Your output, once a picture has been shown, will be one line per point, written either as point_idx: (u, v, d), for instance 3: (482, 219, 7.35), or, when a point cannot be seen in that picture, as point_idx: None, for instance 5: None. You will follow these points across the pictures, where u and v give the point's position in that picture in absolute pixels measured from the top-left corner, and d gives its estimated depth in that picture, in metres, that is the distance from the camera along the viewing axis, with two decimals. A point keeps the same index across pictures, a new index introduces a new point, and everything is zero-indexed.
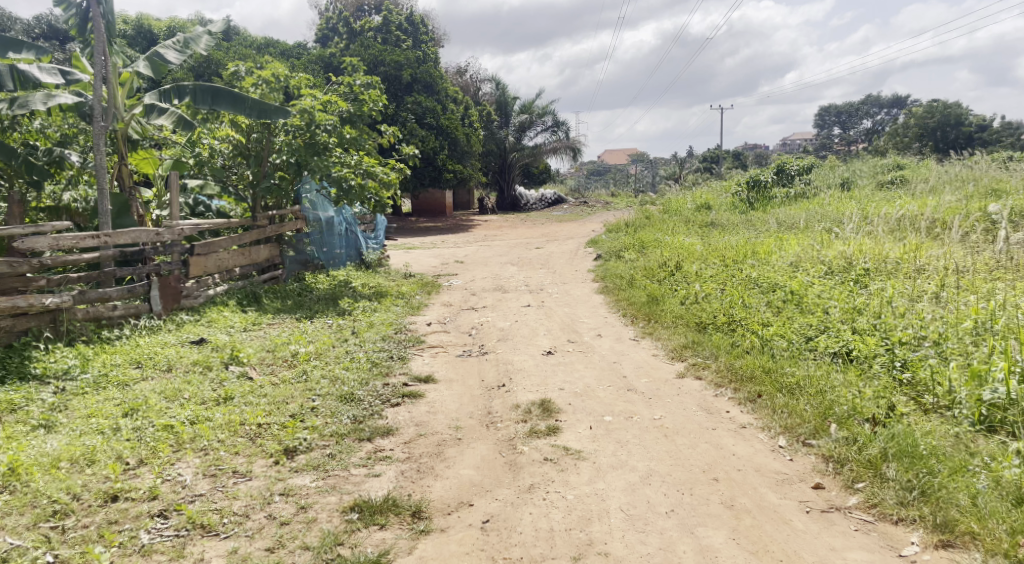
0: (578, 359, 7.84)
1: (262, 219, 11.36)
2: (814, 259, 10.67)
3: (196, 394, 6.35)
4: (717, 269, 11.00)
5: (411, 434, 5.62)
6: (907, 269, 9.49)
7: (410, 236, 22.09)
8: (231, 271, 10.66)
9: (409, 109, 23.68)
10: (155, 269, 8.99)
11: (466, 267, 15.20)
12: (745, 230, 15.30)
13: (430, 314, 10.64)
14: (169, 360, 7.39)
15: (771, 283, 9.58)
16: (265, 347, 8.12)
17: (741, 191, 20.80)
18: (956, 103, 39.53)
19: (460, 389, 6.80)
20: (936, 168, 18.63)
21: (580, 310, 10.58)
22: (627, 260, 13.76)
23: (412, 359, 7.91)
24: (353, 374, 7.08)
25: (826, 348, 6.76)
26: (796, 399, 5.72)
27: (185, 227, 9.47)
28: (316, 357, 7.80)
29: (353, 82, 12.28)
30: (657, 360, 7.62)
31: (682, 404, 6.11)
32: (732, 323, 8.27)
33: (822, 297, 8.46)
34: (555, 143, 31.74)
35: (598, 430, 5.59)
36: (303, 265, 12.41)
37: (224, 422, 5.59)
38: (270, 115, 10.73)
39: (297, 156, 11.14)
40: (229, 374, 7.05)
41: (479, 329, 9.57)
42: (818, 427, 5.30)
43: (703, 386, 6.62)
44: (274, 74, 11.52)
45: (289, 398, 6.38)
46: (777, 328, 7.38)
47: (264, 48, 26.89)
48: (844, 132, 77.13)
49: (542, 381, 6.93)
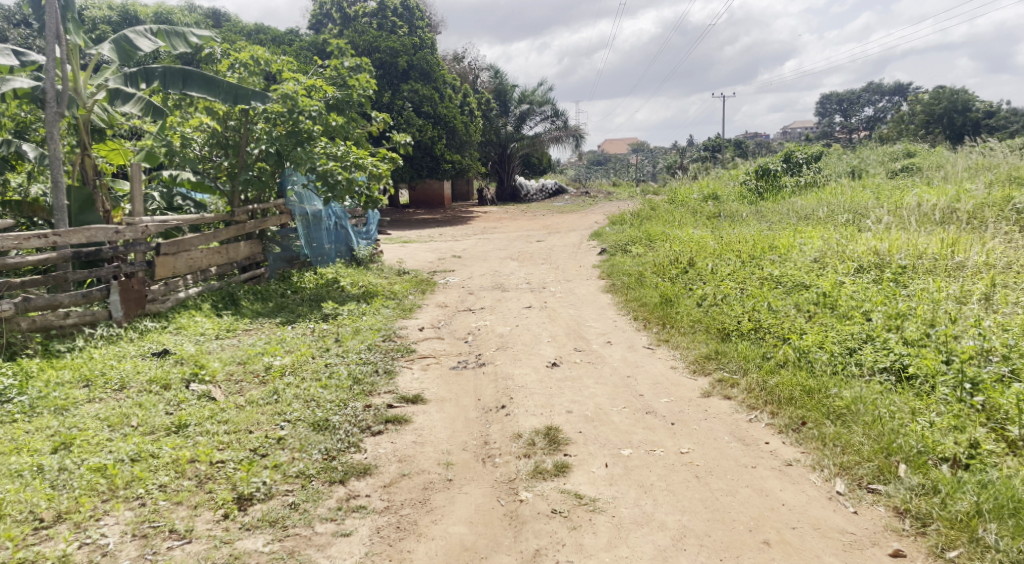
0: (587, 372, 6.95)
1: (241, 214, 10.40)
2: (841, 254, 9.78)
3: (145, 421, 5.47)
4: (734, 266, 10.09)
5: (392, 475, 4.72)
6: (946, 267, 8.62)
7: (406, 229, 21.18)
8: (206, 272, 9.72)
9: (405, 97, 22.74)
10: (116, 270, 8.01)
11: (464, 263, 14.27)
12: (757, 222, 14.36)
13: (424, 317, 9.75)
14: (124, 377, 6.47)
15: (797, 284, 8.70)
16: (235, 358, 7.20)
17: (749, 180, 19.91)
18: (962, 89, 38.43)
19: (452, 413, 5.92)
20: (953, 155, 17.67)
21: (586, 313, 9.66)
22: (634, 254, 12.88)
23: (400, 373, 7.00)
24: (331, 394, 6.17)
25: (875, 364, 5.89)
26: (851, 430, 4.86)
27: (150, 223, 8.49)
28: (291, 372, 6.91)
29: (341, 65, 11.35)
30: (676, 375, 6.73)
31: (712, 432, 5.23)
32: (760, 330, 7.39)
33: (857, 300, 7.57)
34: (555, 132, 30.62)
35: (616, 468, 4.71)
36: (288, 263, 11.47)
37: (169, 459, 4.69)
38: (246, 100, 9.78)
39: (277, 145, 10.19)
40: (189, 393, 6.12)
41: (476, 336, 8.66)
42: (885, 468, 4.45)
43: (733, 409, 5.73)
44: (254, 57, 10.58)
45: (253, 426, 5.48)
46: (815, 336, 6.49)
47: (254, 34, 25.85)
48: (845, 120, 76.05)
49: (546, 401, 6.03)
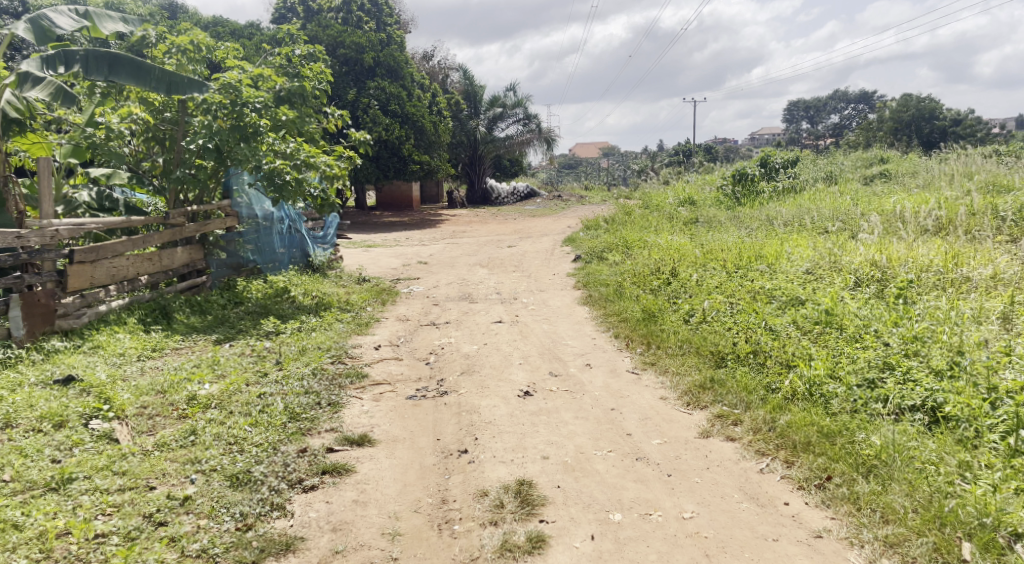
0: (564, 404, 5.98)
1: (177, 217, 9.28)
2: (835, 265, 8.97)
3: (20, 475, 4.44)
4: (722, 277, 9.21)
5: (322, 553, 3.93)
6: (954, 282, 7.82)
7: (370, 233, 20.07)
8: (135, 281, 8.64)
9: (372, 95, 21.76)
10: (16, 282, 7.08)
11: (429, 270, 13.22)
12: (735, 229, 13.54)
13: (382, 333, 8.75)
14: (10, 411, 5.39)
15: (793, 299, 7.84)
16: (153, 387, 6.12)
17: (726, 184, 19.14)
18: (928, 97, 38.47)
19: (406, 457, 4.99)
20: (929, 161, 17.06)
21: (562, 329, 8.70)
22: (611, 263, 11.98)
23: (347, 406, 5.99)
24: (259, 434, 5.15)
25: (903, 400, 5.02)
26: (890, 492, 4.06)
27: (61, 227, 7.44)
28: (217, 404, 5.88)
29: (291, 53, 10.35)
30: (668, 408, 5.80)
31: (717, 487, 4.36)
32: (761, 354, 6.48)
33: (865, 319, 6.72)
34: (526, 135, 29.71)
35: (604, 542, 3.94)
36: (234, 270, 10.35)
37: (33, 534, 3.84)
38: (182, 90, 8.76)
39: (217, 140, 8.96)
40: (85, 435, 5.09)
41: (439, 356, 7.67)
42: (942, 546, 3.72)
43: (739, 454, 4.81)
44: (194, 41, 9.51)
45: (155, 480, 4.50)
46: (827, 364, 5.60)
47: (213, 27, 24.61)
48: (813, 127, 76.32)
49: (517, 443, 5.09)
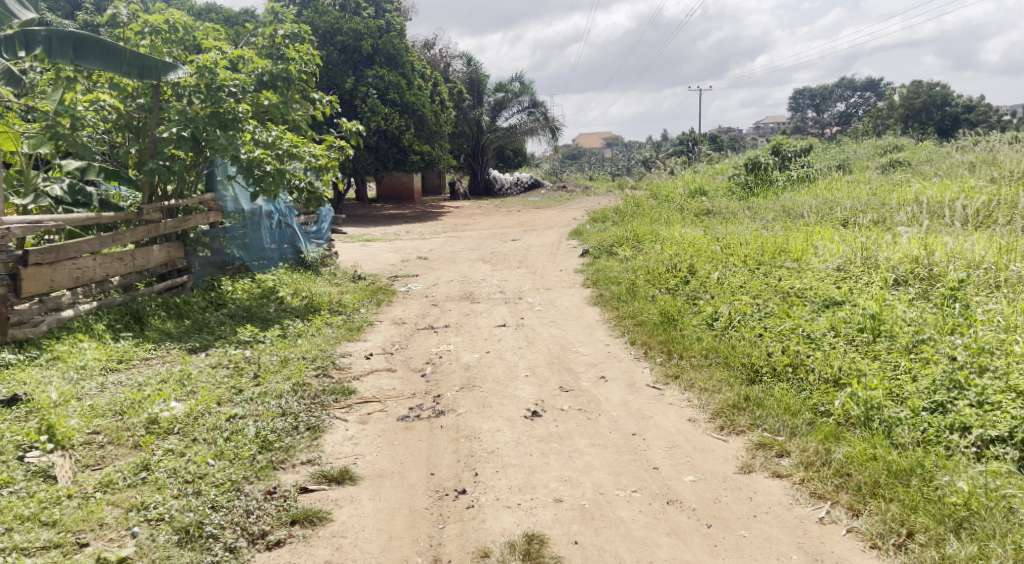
0: (578, 428, 5.19)
1: (153, 211, 8.44)
2: (869, 261, 8.14)
3: None
4: (745, 275, 8.38)
5: None
6: (1007, 280, 6.98)
7: (369, 227, 19.25)
8: (105, 283, 7.82)
9: (370, 84, 20.96)
10: None
11: (430, 267, 12.41)
12: (751, 221, 12.71)
13: (376, 338, 7.96)
14: None
15: (828, 301, 7.01)
16: (110, 408, 5.33)
17: (738, 173, 18.26)
18: (939, 84, 37.54)
19: (395, 496, 4.26)
20: (946, 148, 16.26)
21: (573, 334, 7.92)
22: (622, 257, 11.16)
23: (330, 430, 5.22)
24: (221, 470, 4.36)
25: (988, 430, 4.23)
26: (993, 557, 3.45)
27: (14, 226, 6.65)
28: (179, 431, 5.08)
29: (275, 33, 9.46)
30: (698, 432, 5.03)
31: (770, 544, 3.75)
32: (801, 368, 5.68)
33: (916, 326, 5.89)
34: (529, 123, 28.80)
35: None
36: (219, 269, 9.57)
37: None
38: (157, 73, 7.87)
39: (193, 127, 8.14)
40: (16, 475, 4.33)
41: (437, 366, 6.89)
42: None
43: (790, 497, 4.10)
44: (171, 21, 8.75)
45: (90, 535, 3.78)
46: (884, 384, 4.79)
47: (206, 14, 23.81)
48: (820, 115, 75.12)
49: (525, 480, 4.32)
